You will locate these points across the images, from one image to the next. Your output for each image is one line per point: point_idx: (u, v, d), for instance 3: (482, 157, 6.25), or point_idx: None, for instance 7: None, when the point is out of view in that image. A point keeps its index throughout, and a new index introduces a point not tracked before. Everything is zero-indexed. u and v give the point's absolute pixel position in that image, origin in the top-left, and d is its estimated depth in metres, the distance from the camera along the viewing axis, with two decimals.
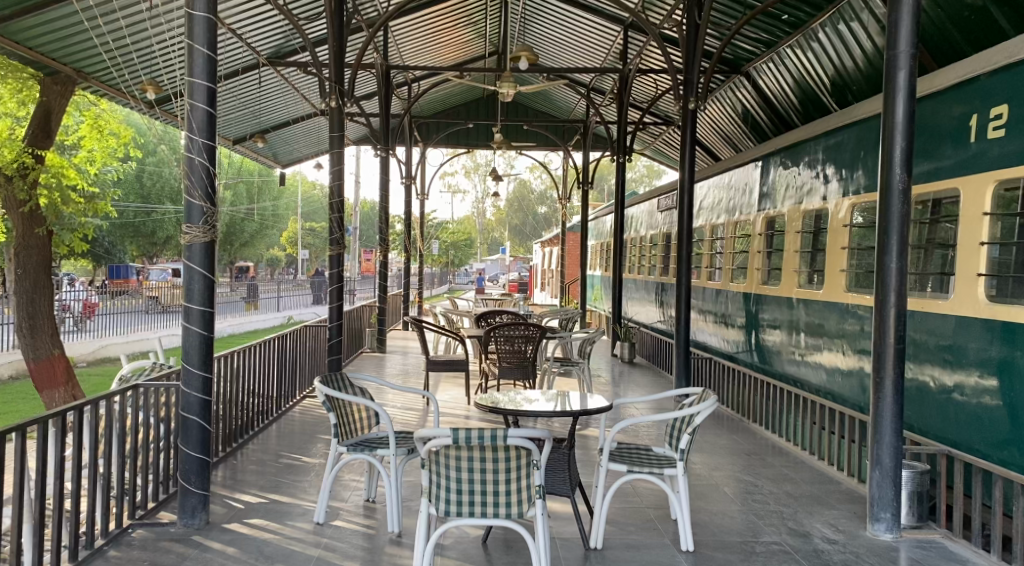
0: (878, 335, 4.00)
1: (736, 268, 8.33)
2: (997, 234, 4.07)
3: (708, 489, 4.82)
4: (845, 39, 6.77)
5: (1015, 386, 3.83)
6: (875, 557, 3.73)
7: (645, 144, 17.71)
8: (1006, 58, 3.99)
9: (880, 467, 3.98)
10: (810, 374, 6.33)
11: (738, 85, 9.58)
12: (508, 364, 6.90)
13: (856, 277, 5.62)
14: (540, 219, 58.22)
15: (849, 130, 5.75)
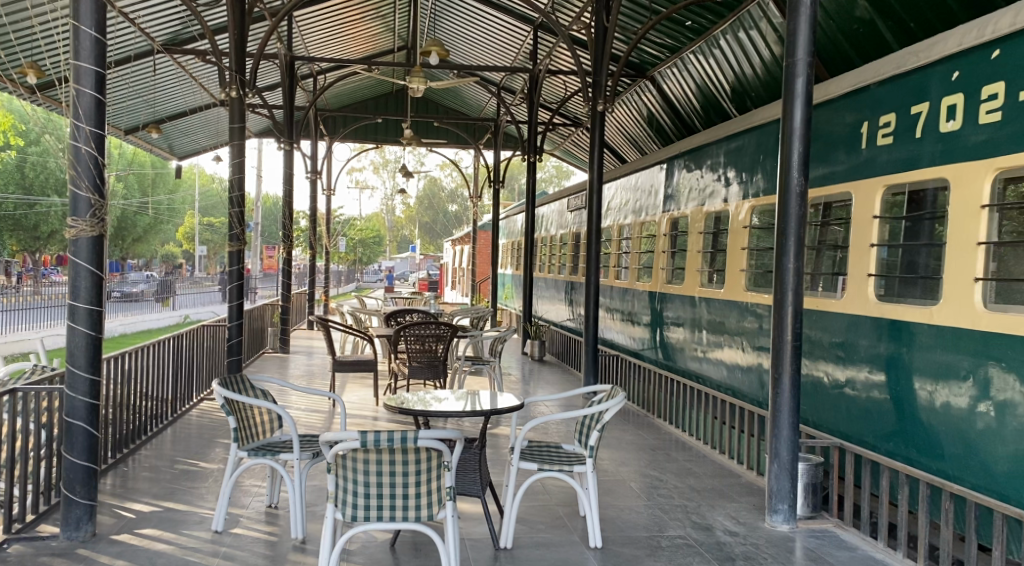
0: (776, 333, 4.13)
1: (642, 267, 8.50)
2: (885, 236, 4.28)
3: (615, 485, 4.88)
4: (745, 47, 7.00)
5: (901, 381, 4.05)
6: (773, 547, 3.85)
7: (554, 144, 17.87)
8: (894, 68, 4.21)
9: (778, 460, 4.11)
10: (712, 370, 6.51)
11: (643, 89, 9.79)
12: (418, 364, 6.77)
13: (754, 277, 5.81)
14: (450, 217, 57.98)
15: (749, 135, 5.95)
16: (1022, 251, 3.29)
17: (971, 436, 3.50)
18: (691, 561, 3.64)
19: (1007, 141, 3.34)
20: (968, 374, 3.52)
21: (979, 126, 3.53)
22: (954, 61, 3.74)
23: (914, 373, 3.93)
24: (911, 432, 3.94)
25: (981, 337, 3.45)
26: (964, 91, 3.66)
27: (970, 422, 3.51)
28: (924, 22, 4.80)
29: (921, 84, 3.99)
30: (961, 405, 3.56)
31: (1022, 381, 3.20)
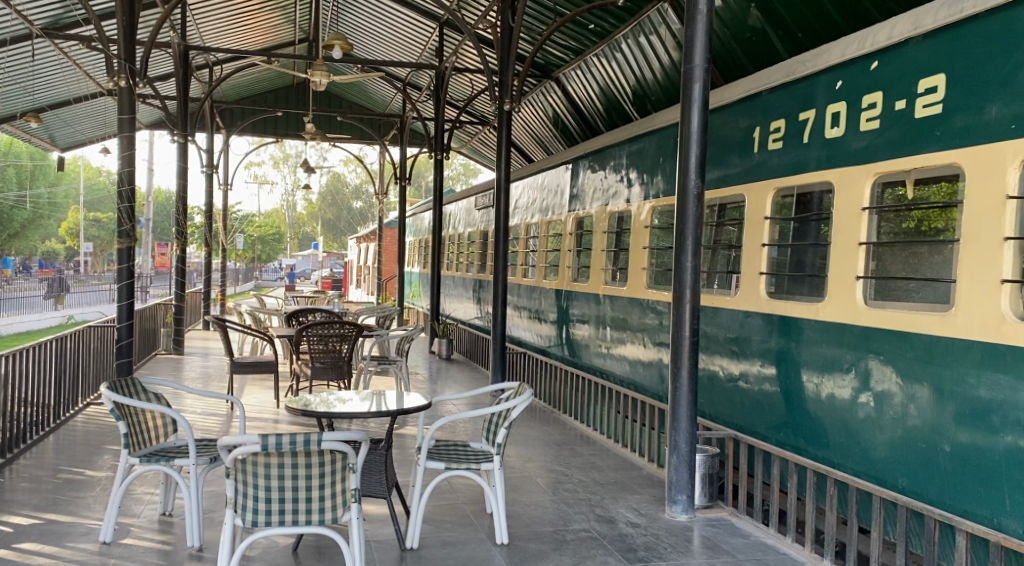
0: (675, 329, 4.27)
1: (548, 266, 8.61)
2: (775, 236, 4.50)
3: (521, 481, 4.93)
4: (646, 52, 7.19)
5: (791, 374, 4.26)
6: (672, 537, 3.98)
7: (461, 141, 17.84)
8: (783, 76, 4.42)
9: (677, 452, 4.25)
10: (615, 365, 6.67)
11: (548, 90, 9.92)
12: (321, 364, 6.63)
13: (655, 276, 5.99)
14: (355, 214, 57.00)
15: (650, 137, 6.12)
16: (897, 251, 3.52)
17: (853, 425, 3.73)
18: (594, 554, 3.72)
19: (886, 148, 3.57)
20: (850, 367, 3.75)
21: (860, 133, 3.76)
22: (838, 71, 3.97)
23: (802, 366, 4.15)
24: (799, 423, 4.16)
25: (862, 332, 3.67)
26: (847, 100, 3.89)
27: (852, 412, 3.74)
28: (811, 33, 5.05)
29: (808, 92, 4.21)
30: (844, 396, 3.79)
31: (899, 372, 3.43)
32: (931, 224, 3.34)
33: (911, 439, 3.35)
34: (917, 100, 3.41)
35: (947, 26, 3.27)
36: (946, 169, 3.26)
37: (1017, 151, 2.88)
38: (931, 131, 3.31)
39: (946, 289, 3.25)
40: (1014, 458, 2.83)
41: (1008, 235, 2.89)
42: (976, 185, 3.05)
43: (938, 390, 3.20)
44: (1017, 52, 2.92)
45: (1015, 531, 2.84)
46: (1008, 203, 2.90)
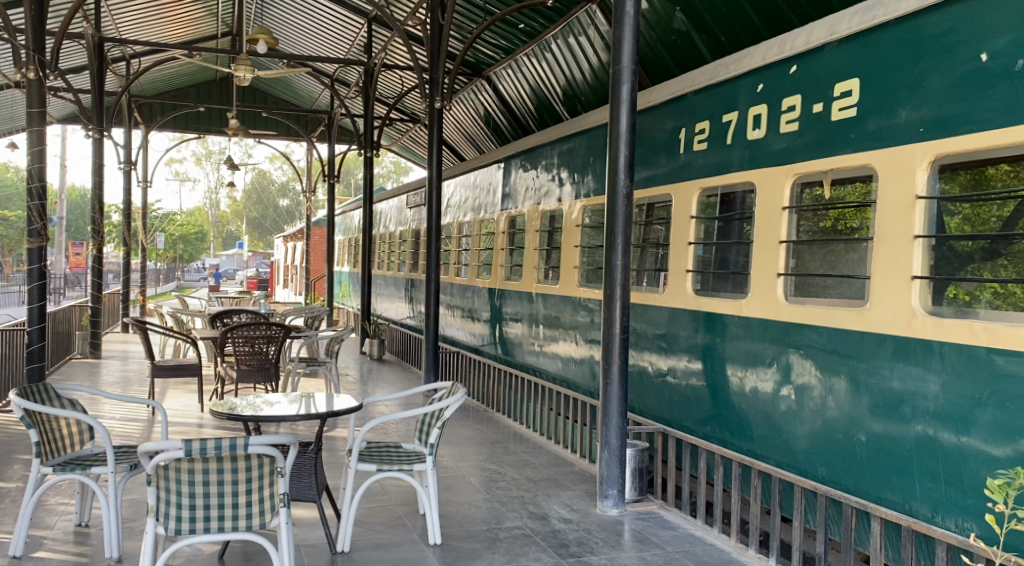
0: (606, 326, 4.32)
1: (481, 264, 8.61)
2: (701, 235, 4.61)
3: (455, 480, 4.91)
4: (575, 52, 7.25)
5: (716, 368, 4.38)
6: (603, 531, 4.03)
7: (391, 139, 17.67)
8: (707, 79, 4.54)
9: (608, 448, 4.31)
10: (548, 363, 6.73)
11: (479, 88, 9.92)
12: (247, 367, 6.46)
13: (586, 274, 6.05)
14: (281, 212, 55.79)
15: (580, 137, 6.20)
16: (816, 249, 3.65)
17: (776, 417, 3.85)
18: (528, 551, 3.74)
19: (804, 149, 3.70)
20: (772, 361, 3.88)
21: (780, 134, 3.89)
22: (759, 74, 4.09)
23: (726, 360, 4.27)
24: (724, 417, 4.28)
25: (783, 327, 3.80)
26: (767, 102, 4.02)
27: (774, 404, 3.86)
28: (732, 36, 5.18)
29: (731, 95, 4.34)
30: (767, 389, 3.92)
31: (817, 365, 3.57)
32: (847, 223, 3.47)
33: (829, 430, 3.48)
34: (834, 103, 3.55)
35: (861, 33, 3.41)
36: (861, 169, 3.40)
37: (925, 153, 3.03)
38: (847, 133, 3.44)
39: (860, 285, 3.39)
40: (925, 446, 2.98)
41: (917, 233, 3.03)
42: (886, 186, 3.20)
43: (854, 382, 3.34)
44: (924, 60, 3.07)
45: (925, 515, 2.98)
46: (917, 203, 3.05)
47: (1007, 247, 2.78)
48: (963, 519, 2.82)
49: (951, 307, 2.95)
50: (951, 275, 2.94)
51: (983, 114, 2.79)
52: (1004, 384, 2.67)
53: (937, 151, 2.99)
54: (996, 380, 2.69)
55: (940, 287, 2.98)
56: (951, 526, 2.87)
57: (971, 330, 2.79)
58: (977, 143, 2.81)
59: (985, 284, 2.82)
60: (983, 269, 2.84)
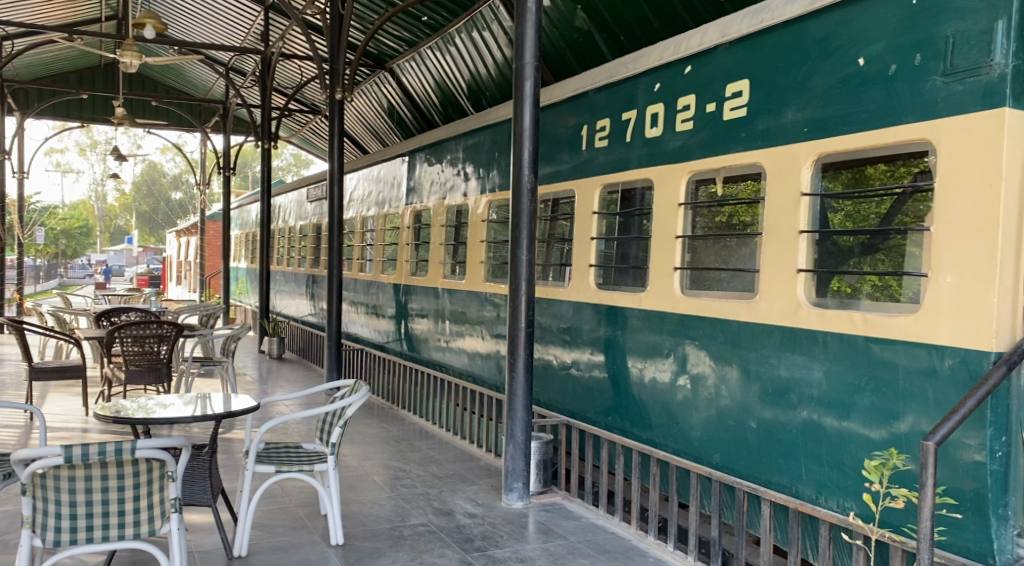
0: (512, 321, 4.35)
1: (386, 260, 8.49)
2: (603, 230, 4.68)
3: (358, 480, 4.83)
4: (479, 47, 7.24)
5: (617, 361, 4.48)
6: (508, 525, 4.05)
7: (290, 131, 17.19)
8: (607, 77, 4.62)
9: (513, 441, 4.33)
10: (454, 359, 6.71)
11: (382, 81, 9.79)
12: (136, 368, 6.15)
13: (492, 268, 6.05)
14: (175, 206, 53.39)
15: (485, 132, 6.22)
16: (709, 244, 3.77)
17: (673, 406, 3.98)
18: (432, 547, 3.72)
19: (698, 147, 3.83)
20: (669, 352, 4.00)
21: (676, 133, 4.00)
22: (656, 74, 4.21)
23: (627, 352, 4.37)
24: (625, 407, 4.38)
25: (680, 319, 3.92)
26: (664, 101, 4.13)
27: (672, 394, 3.99)
28: (631, 35, 5.27)
29: (630, 93, 4.43)
30: (665, 379, 4.04)
31: (711, 355, 3.70)
32: (739, 219, 3.58)
33: (722, 417, 3.62)
34: (725, 103, 3.68)
35: (750, 36, 3.55)
36: (750, 168, 3.53)
37: (809, 152, 3.18)
38: (738, 133, 3.58)
39: (750, 279, 3.52)
40: (809, 430, 3.14)
41: (802, 229, 3.19)
42: (774, 183, 3.34)
43: (745, 371, 3.48)
44: (808, 63, 3.22)
45: (810, 496, 3.15)
46: (801, 199, 3.20)
47: (885, 241, 2.89)
48: (844, 499, 3.00)
49: (834, 299, 3.09)
50: (835, 269, 3.08)
51: (861, 116, 2.96)
52: (880, 370, 2.84)
53: (820, 150, 3.14)
54: (873, 366, 2.87)
55: (823, 279, 3.13)
56: (833, 506, 3.04)
57: (851, 320, 2.95)
58: (859, 143, 2.96)
59: (865, 276, 2.95)
60: (864, 262, 2.96)
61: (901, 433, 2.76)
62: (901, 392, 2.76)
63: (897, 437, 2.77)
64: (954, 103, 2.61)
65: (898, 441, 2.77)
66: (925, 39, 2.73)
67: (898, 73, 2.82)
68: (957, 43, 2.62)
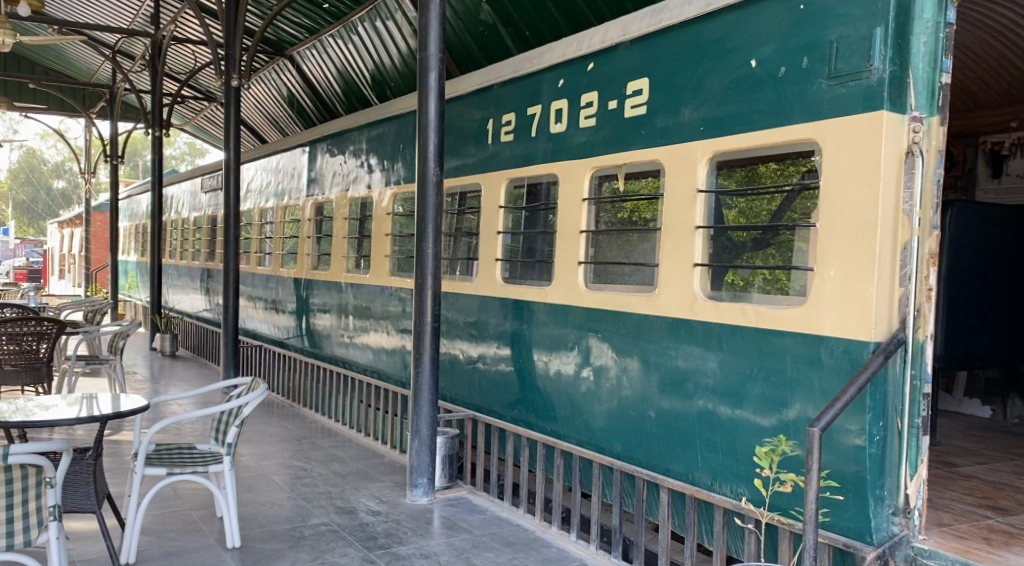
0: (417, 315, 4.30)
1: (286, 253, 8.24)
2: (509, 224, 4.68)
3: (256, 480, 4.68)
4: (383, 37, 7.11)
5: (523, 354, 4.50)
6: (412, 521, 4.02)
7: (183, 118, 16.46)
8: (513, 71, 4.63)
9: (418, 437, 4.30)
10: (357, 354, 6.59)
11: (282, 68, 9.50)
12: (12, 368, 5.75)
13: (398, 262, 5.96)
14: (57, 195, 50.24)
15: (389, 123, 6.13)
16: (612, 238, 3.83)
17: (577, 398, 4.04)
18: (334, 547, 3.64)
19: (601, 144, 3.89)
20: (573, 345, 4.05)
21: (579, 129, 4.05)
22: (560, 70, 4.25)
23: (532, 345, 4.41)
24: (531, 400, 4.42)
25: (584, 312, 3.97)
26: (568, 97, 4.17)
27: (576, 385, 4.05)
28: (536, 31, 5.29)
29: (534, 88, 4.46)
30: (569, 371, 4.10)
31: (613, 347, 3.77)
32: (640, 214, 3.64)
33: (624, 408, 3.70)
34: (627, 100, 3.75)
35: (649, 35, 3.63)
36: (650, 164, 3.61)
37: (705, 151, 3.28)
38: (638, 130, 3.66)
39: (650, 273, 3.59)
40: (705, 419, 3.25)
41: (698, 224, 3.29)
42: (673, 180, 3.43)
43: (645, 362, 3.57)
44: (704, 63, 3.32)
45: (705, 482, 3.26)
46: (697, 196, 3.30)
47: (774, 237, 2.99)
48: (736, 485, 3.11)
49: (728, 291, 3.19)
50: (729, 262, 3.18)
51: (753, 116, 3.07)
52: (770, 360, 2.96)
53: (715, 148, 3.24)
54: (763, 356, 2.99)
55: (718, 273, 3.23)
56: (727, 492, 3.16)
57: (743, 312, 3.07)
58: (752, 142, 3.07)
59: (757, 270, 3.05)
60: (755, 257, 3.06)
61: (789, 420, 2.89)
62: (789, 381, 2.89)
63: (785, 424, 2.91)
64: (837, 106, 2.75)
65: (786, 428, 2.90)
66: (811, 44, 2.86)
67: (787, 75, 2.95)
68: (841, 48, 2.75)
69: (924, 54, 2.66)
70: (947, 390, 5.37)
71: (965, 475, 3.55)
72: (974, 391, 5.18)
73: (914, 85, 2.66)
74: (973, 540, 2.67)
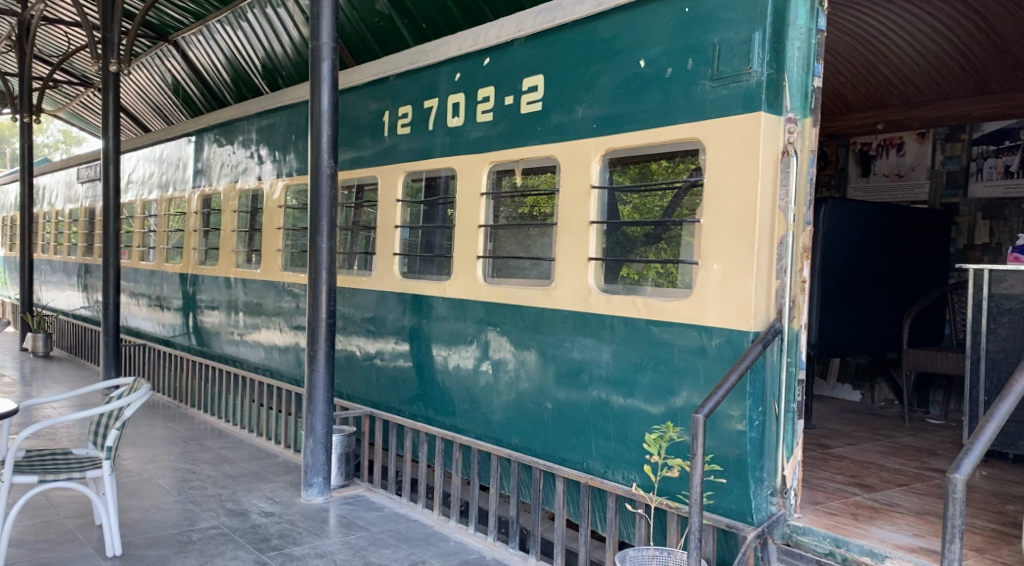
0: (311, 311, 4.20)
1: (171, 248, 7.88)
2: (407, 218, 4.64)
3: (139, 485, 4.46)
4: (274, 24, 6.89)
5: (421, 349, 4.48)
6: (307, 521, 3.93)
7: (56, 103, 15.44)
8: (409, 63, 4.59)
9: (313, 436, 4.21)
10: (249, 352, 6.38)
11: (166, 54, 9.07)
12: None
13: (290, 257, 5.80)
14: None
15: (281, 114, 5.97)
16: (511, 233, 3.86)
17: (475, 392, 4.06)
18: (224, 550, 3.52)
19: (498, 138, 3.91)
20: (472, 339, 4.07)
21: (477, 123, 4.06)
22: (456, 64, 4.25)
23: (431, 341, 4.39)
24: (429, 395, 4.41)
25: (482, 307, 3.99)
26: (465, 92, 4.18)
27: (474, 380, 4.07)
28: (433, 24, 5.23)
29: (432, 81, 4.44)
30: (468, 366, 4.11)
31: (511, 341, 3.81)
32: (539, 210, 3.68)
33: (521, 400, 3.76)
34: (523, 96, 3.79)
35: (544, 31, 3.68)
36: (547, 160, 3.65)
37: (599, 147, 3.35)
38: (534, 126, 3.70)
39: (547, 267, 3.64)
40: (599, 409, 3.33)
41: (593, 220, 3.37)
42: (569, 176, 3.48)
43: (542, 354, 3.62)
44: (597, 62, 3.39)
45: (599, 470, 3.34)
46: (591, 191, 3.38)
47: (665, 232, 3.08)
48: (628, 471, 3.21)
49: (622, 285, 3.27)
50: (623, 257, 3.26)
51: (643, 115, 3.17)
52: (659, 350, 3.06)
53: (607, 146, 3.32)
54: (653, 347, 3.09)
55: (612, 267, 3.31)
56: (619, 479, 3.25)
57: (634, 305, 3.16)
58: (643, 140, 3.16)
59: (651, 264, 3.13)
60: (648, 251, 3.14)
61: (676, 407, 3.00)
62: (677, 370, 3.00)
63: (673, 411, 3.02)
64: (719, 106, 2.87)
65: (674, 415, 3.01)
66: (696, 46, 2.97)
67: (674, 76, 3.05)
68: (723, 51, 2.87)
69: (798, 59, 2.80)
70: (822, 376, 5.71)
71: (837, 456, 3.79)
72: (845, 376, 5.53)
73: (789, 89, 2.80)
74: (842, 516, 2.85)
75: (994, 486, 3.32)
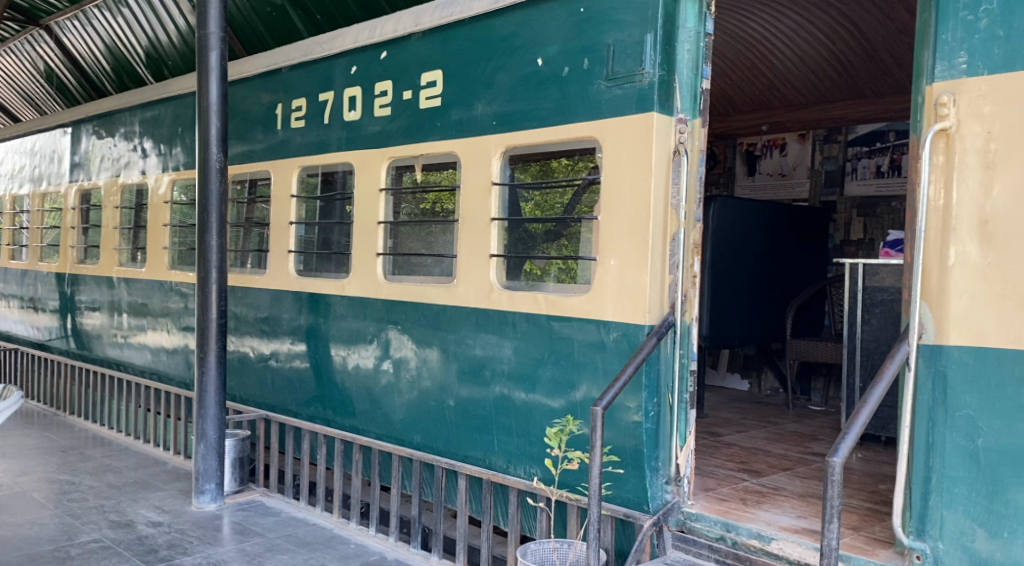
0: (201, 311, 4.03)
1: (46, 246, 7.39)
2: (303, 214, 4.52)
3: (10, 500, 4.16)
4: (157, 12, 6.55)
5: (319, 349, 4.37)
6: (199, 529, 3.77)
7: None
8: (303, 55, 4.47)
9: (205, 441, 4.04)
10: (133, 356, 6.07)
11: (38, 39, 8.49)
12: None
13: (177, 255, 5.54)
14: None
15: (166, 105, 5.69)
16: (411, 230, 3.82)
17: (375, 391, 4.00)
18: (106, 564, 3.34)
19: (396, 134, 3.86)
20: (372, 338, 4.00)
21: (374, 117, 4.00)
22: (352, 57, 4.16)
23: (329, 340, 4.29)
24: (328, 395, 4.32)
25: (382, 305, 3.94)
26: (361, 85, 4.10)
27: (374, 379, 4.00)
28: (328, 15, 5.11)
29: (327, 74, 4.34)
30: (368, 365, 4.04)
31: (413, 339, 3.77)
32: (441, 206, 3.64)
33: (423, 398, 3.73)
34: (421, 91, 3.75)
35: (441, 26, 3.66)
36: (447, 156, 3.63)
37: (499, 144, 3.36)
38: (433, 122, 3.68)
39: (448, 264, 3.62)
40: (500, 405, 3.35)
41: (493, 217, 3.37)
42: (469, 172, 3.48)
43: (444, 352, 3.61)
44: (494, 58, 3.40)
45: (501, 466, 3.36)
46: (492, 188, 3.38)
47: (566, 229, 3.11)
48: (529, 466, 3.24)
49: (524, 281, 3.28)
50: (524, 254, 3.28)
51: (540, 113, 3.20)
52: (559, 346, 3.10)
53: (507, 143, 3.33)
54: (552, 342, 3.13)
55: (514, 264, 3.32)
56: (521, 473, 3.27)
57: (535, 301, 3.18)
58: (542, 137, 3.19)
59: (552, 260, 3.15)
60: (549, 248, 3.17)
61: (576, 401, 3.05)
62: (576, 364, 3.04)
63: (573, 405, 3.07)
64: (614, 106, 2.93)
65: (574, 409, 3.06)
66: (591, 46, 3.02)
67: (571, 75, 3.09)
68: (616, 52, 2.94)
69: (688, 61, 2.89)
70: (713, 367, 5.94)
71: (726, 443, 3.95)
72: (734, 366, 5.77)
73: (679, 89, 2.89)
74: (731, 501, 2.97)
75: (869, 467, 3.54)
